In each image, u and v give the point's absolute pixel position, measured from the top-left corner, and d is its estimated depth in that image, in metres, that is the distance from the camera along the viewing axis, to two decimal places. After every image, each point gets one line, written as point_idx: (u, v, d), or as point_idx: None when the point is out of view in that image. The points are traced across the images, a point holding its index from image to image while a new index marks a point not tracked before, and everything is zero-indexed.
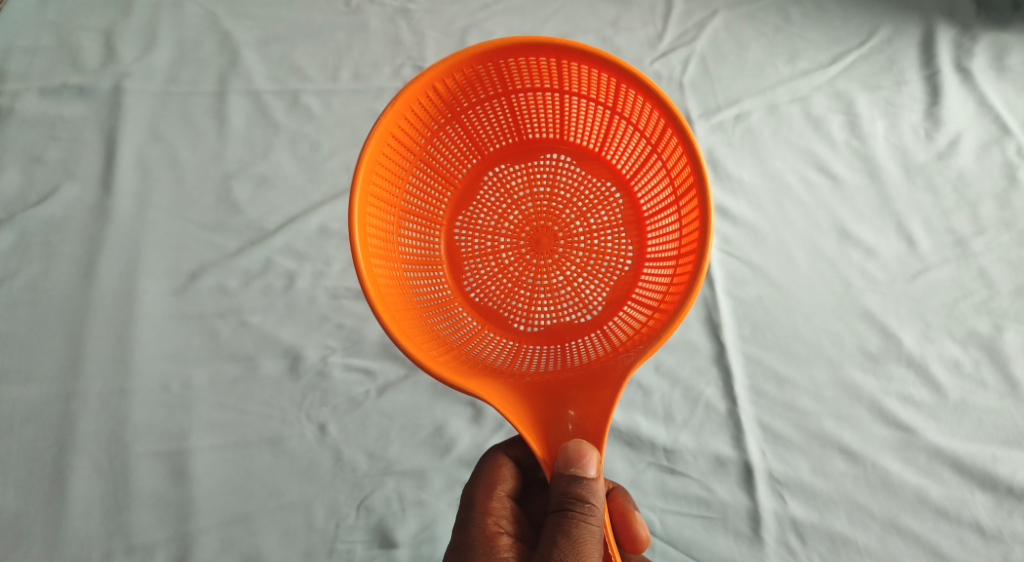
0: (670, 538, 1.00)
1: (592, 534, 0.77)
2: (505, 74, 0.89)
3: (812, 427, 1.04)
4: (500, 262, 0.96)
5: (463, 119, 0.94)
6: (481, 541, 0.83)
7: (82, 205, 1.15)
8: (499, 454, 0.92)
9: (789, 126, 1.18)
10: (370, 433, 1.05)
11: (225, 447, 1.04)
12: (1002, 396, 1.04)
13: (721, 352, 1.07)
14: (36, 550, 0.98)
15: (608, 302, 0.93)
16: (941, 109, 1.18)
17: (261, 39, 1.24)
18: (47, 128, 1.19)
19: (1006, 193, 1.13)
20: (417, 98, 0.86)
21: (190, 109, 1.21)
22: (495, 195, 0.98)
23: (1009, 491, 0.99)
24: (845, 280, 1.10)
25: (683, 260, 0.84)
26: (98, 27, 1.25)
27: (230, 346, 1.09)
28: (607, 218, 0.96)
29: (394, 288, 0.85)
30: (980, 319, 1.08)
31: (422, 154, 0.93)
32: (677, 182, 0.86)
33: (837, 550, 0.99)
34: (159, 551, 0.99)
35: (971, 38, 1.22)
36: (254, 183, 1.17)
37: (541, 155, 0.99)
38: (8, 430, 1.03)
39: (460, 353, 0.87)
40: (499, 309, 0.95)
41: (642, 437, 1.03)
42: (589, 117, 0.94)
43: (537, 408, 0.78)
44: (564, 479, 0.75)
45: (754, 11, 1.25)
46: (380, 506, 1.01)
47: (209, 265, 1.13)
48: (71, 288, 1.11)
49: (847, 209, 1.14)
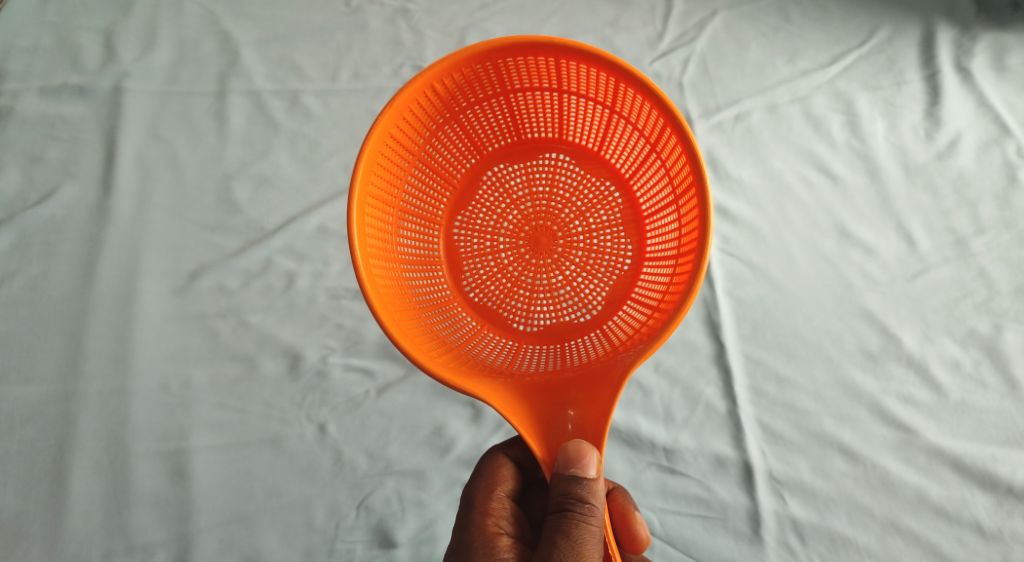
0: (670, 538, 1.00)
1: (592, 535, 0.77)
2: (504, 73, 0.89)
3: (812, 427, 1.04)
4: (500, 261, 0.96)
5: (462, 119, 0.94)
6: (481, 541, 0.83)
7: (82, 205, 1.15)
8: (499, 455, 0.92)
9: (789, 126, 1.18)
10: (370, 432, 1.05)
11: (225, 447, 1.04)
12: (1002, 396, 1.04)
13: (721, 352, 1.07)
14: (36, 550, 0.98)
15: (608, 302, 0.93)
16: (941, 109, 1.18)
17: (261, 39, 1.24)
18: (47, 127, 1.19)
19: (1006, 193, 1.13)
20: (415, 98, 0.86)
21: (190, 109, 1.21)
22: (494, 195, 0.98)
23: (1009, 491, 0.99)
24: (845, 280, 1.10)
25: (682, 259, 0.83)
26: (98, 27, 1.25)
27: (230, 346, 1.09)
28: (606, 217, 0.96)
29: (393, 288, 0.85)
30: (980, 319, 1.08)
31: (422, 154, 0.93)
32: (676, 181, 0.86)
33: (837, 550, 0.99)
34: (159, 551, 0.99)
35: (971, 38, 1.22)
36: (253, 183, 1.17)
37: (540, 154, 0.99)
38: (9, 430, 1.03)
39: (460, 353, 0.87)
40: (498, 308, 0.95)
41: (642, 437, 1.03)
42: (588, 116, 0.94)
43: (537, 407, 0.78)
44: (564, 479, 0.75)
45: (754, 11, 1.25)
46: (380, 506, 1.01)
47: (209, 265, 1.13)
48: (71, 288, 1.11)
49: (847, 209, 1.14)
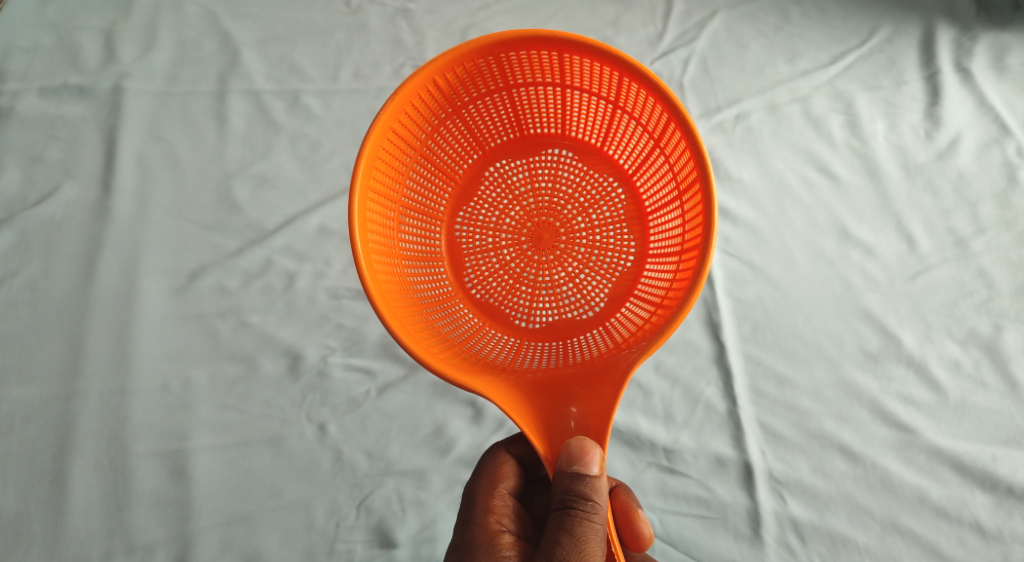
0: (670, 538, 1.00)
1: (595, 532, 0.77)
2: (506, 68, 0.89)
3: (812, 427, 1.04)
4: (501, 258, 0.96)
5: (463, 115, 0.94)
6: (483, 539, 0.83)
7: (82, 205, 1.15)
8: (500, 451, 0.92)
9: (789, 126, 1.18)
10: (370, 432, 1.05)
11: (225, 447, 1.04)
12: (1002, 396, 1.04)
13: (721, 352, 1.07)
14: (36, 549, 0.98)
15: (610, 299, 0.93)
16: (941, 109, 1.18)
17: (261, 39, 1.24)
18: (47, 127, 1.19)
19: (1006, 193, 1.13)
20: (417, 93, 0.86)
21: (190, 109, 1.21)
22: (496, 191, 0.98)
23: (1009, 491, 0.99)
24: (845, 280, 1.10)
25: (686, 255, 0.83)
26: (98, 27, 1.25)
27: (230, 346, 1.09)
28: (608, 213, 0.96)
29: (395, 284, 0.85)
30: (980, 319, 1.08)
31: (423, 150, 0.93)
32: (679, 178, 0.86)
33: (837, 550, 0.99)
34: (159, 551, 0.99)
35: (971, 38, 1.22)
36: (254, 182, 1.17)
37: (542, 150, 0.99)
38: (8, 429, 1.03)
39: (462, 349, 0.87)
40: (500, 306, 0.95)
41: (642, 437, 1.03)
42: (591, 111, 0.94)
43: (539, 404, 0.78)
44: (566, 476, 0.75)
45: (754, 11, 1.25)
46: (380, 506, 1.01)
47: (209, 265, 1.13)
48: (71, 288, 1.11)
49: (847, 209, 1.14)
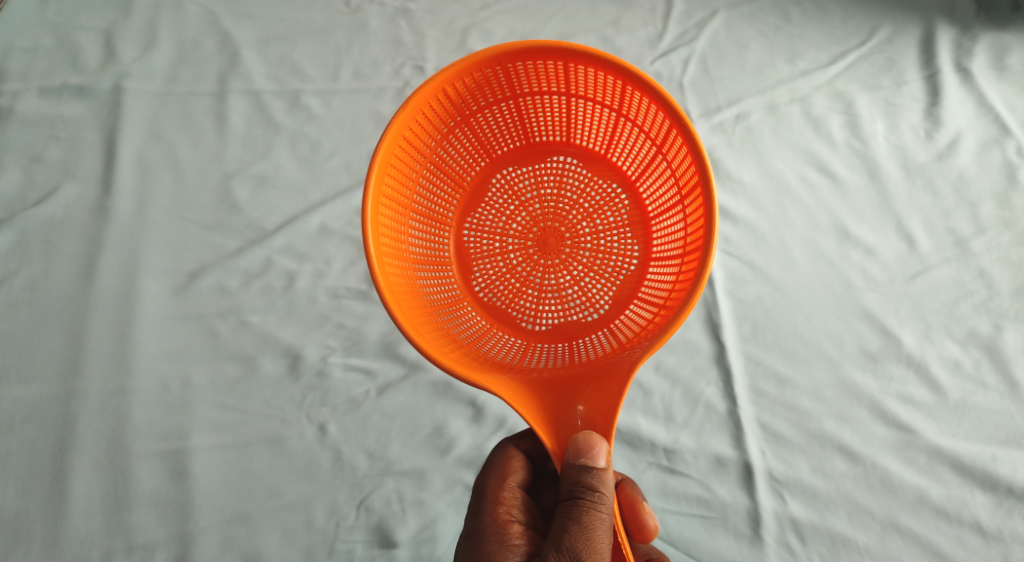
0: (670, 538, 1.00)
1: (601, 522, 0.77)
2: (514, 77, 0.89)
3: (812, 427, 1.04)
4: (508, 261, 0.96)
5: (471, 123, 0.94)
6: (492, 529, 0.83)
7: (82, 205, 1.15)
8: (509, 446, 0.92)
9: (789, 126, 1.18)
10: (370, 432, 1.05)
11: (225, 447, 1.04)
12: (1002, 395, 1.04)
13: (721, 352, 1.07)
14: (36, 549, 0.98)
15: (615, 301, 0.93)
16: (941, 109, 1.18)
17: (262, 39, 1.24)
18: (47, 127, 1.19)
19: (1006, 193, 1.13)
20: (427, 101, 0.86)
21: (190, 109, 1.21)
22: (502, 197, 0.98)
23: (1009, 491, 0.99)
24: (845, 280, 1.10)
25: (688, 258, 0.83)
26: (97, 26, 1.25)
27: (230, 346, 1.09)
28: (612, 218, 0.96)
29: (405, 287, 0.85)
30: (980, 319, 1.08)
31: (432, 158, 0.93)
32: (681, 182, 0.86)
33: (837, 550, 0.99)
34: (159, 551, 0.99)
35: (971, 38, 1.22)
36: (254, 182, 1.17)
37: (547, 157, 0.99)
38: (8, 429, 1.03)
39: (471, 350, 0.87)
40: (507, 309, 0.95)
41: (642, 437, 1.03)
42: (595, 119, 0.94)
43: (546, 401, 0.78)
44: (574, 469, 0.74)
45: (755, 11, 1.25)
46: (380, 506, 1.01)
47: (209, 265, 1.13)
48: (70, 288, 1.11)
49: (847, 209, 1.14)
